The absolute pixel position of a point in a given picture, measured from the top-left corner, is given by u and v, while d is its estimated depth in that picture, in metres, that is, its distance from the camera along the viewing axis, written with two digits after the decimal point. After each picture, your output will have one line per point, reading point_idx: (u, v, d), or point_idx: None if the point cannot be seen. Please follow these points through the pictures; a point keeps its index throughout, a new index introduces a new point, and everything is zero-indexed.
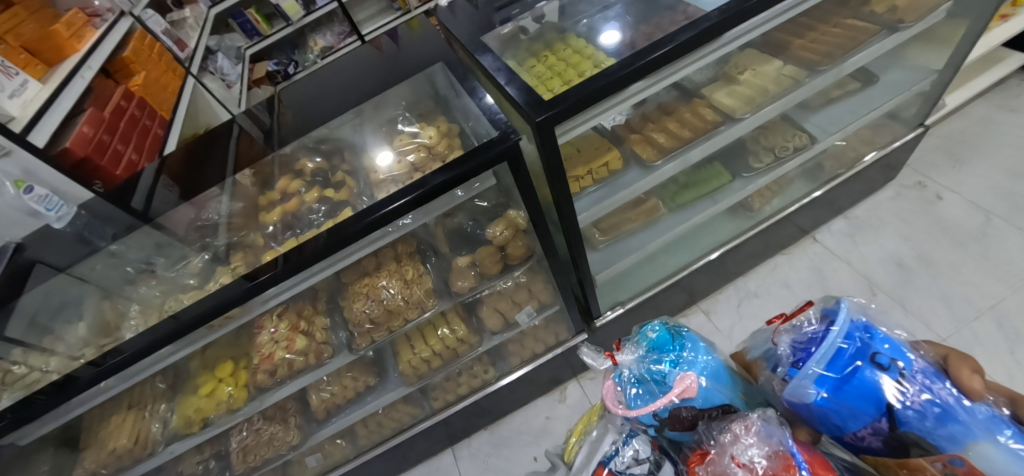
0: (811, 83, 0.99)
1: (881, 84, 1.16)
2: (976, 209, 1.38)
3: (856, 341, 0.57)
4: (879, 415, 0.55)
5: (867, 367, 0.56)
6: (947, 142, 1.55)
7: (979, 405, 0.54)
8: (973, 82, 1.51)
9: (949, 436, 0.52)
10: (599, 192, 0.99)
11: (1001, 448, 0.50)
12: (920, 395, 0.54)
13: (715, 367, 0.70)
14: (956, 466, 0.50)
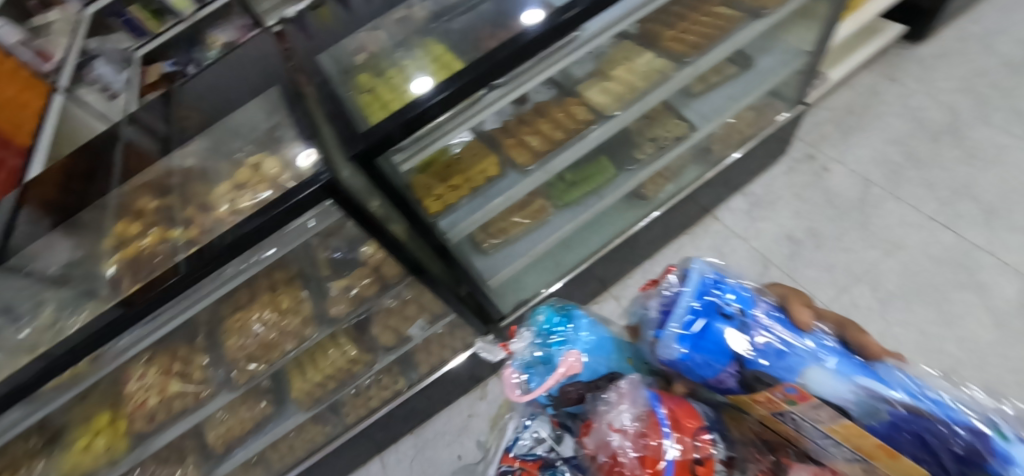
0: (681, 74, 0.95)
1: (758, 66, 1.17)
2: (860, 178, 1.48)
3: (713, 296, 0.54)
4: (733, 361, 0.50)
5: (722, 317, 0.52)
6: (837, 113, 1.64)
7: (810, 335, 0.51)
8: (856, 55, 1.63)
9: (789, 369, 0.47)
10: (475, 202, 0.91)
11: (828, 368, 0.46)
12: (761, 334, 0.50)
13: (599, 338, 0.65)
14: (791, 393, 0.46)
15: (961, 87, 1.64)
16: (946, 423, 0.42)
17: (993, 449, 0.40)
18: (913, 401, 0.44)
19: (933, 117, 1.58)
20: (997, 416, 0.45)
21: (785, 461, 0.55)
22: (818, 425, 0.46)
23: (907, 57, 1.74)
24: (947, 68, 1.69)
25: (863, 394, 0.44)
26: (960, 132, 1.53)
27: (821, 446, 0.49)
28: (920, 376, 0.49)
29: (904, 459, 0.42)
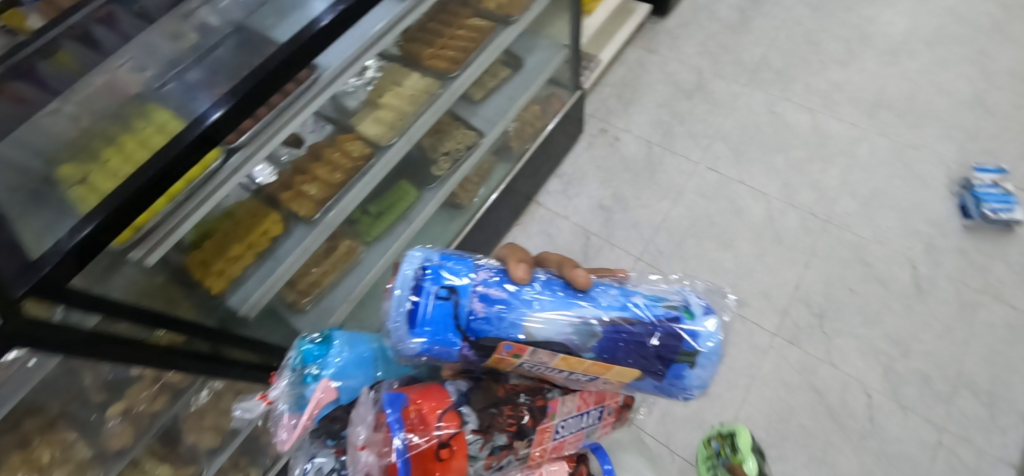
0: (451, 90, 0.99)
1: (529, 64, 1.28)
2: (644, 141, 1.72)
3: (428, 275, 0.48)
4: (461, 335, 0.47)
5: (437, 294, 0.47)
6: (615, 89, 1.88)
7: (530, 286, 0.51)
8: (617, 35, 1.87)
9: (511, 326, 0.47)
10: (264, 268, 0.84)
11: (543, 311, 0.48)
12: (481, 299, 0.48)
13: (353, 354, 0.50)
14: (511, 347, 0.47)
15: (699, 50, 1.99)
16: (647, 325, 0.49)
17: (682, 332, 0.50)
18: (622, 313, 0.50)
19: (685, 79, 1.90)
20: (685, 294, 0.55)
21: (545, 404, 0.54)
22: (549, 366, 0.49)
23: (658, 30, 2.05)
24: (686, 36, 2.04)
25: (577, 324, 0.48)
26: (705, 89, 1.85)
27: (565, 379, 0.52)
28: (631, 282, 0.57)
29: (625, 368, 0.50)
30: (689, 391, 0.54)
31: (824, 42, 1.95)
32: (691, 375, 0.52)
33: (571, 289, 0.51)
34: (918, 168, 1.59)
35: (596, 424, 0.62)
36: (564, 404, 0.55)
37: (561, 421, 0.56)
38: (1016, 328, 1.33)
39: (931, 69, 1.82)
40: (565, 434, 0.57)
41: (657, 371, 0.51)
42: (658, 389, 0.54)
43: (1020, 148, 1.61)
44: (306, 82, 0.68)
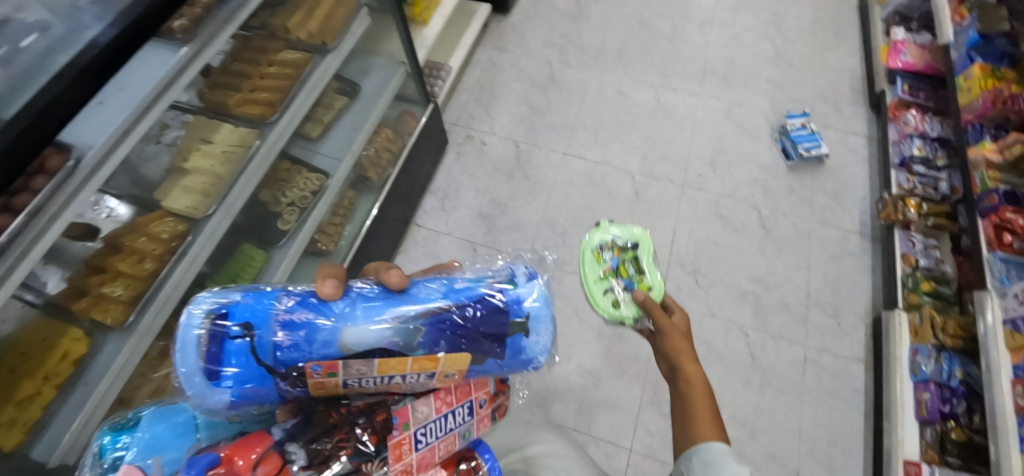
0: (273, 137, 0.89)
1: (368, 87, 1.23)
2: (510, 141, 1.74)
3: (221, 319, 0.45)
4: (270, 369, 0.44)
5: (230, 334, 0.44)
6: (473, 92, 1.87)
7: (344, 298, 0.49)
8: (463, 39, 1.87)
9: (324, 345, 0.45)
10: (76, 397, 0.70)
11: (357, 322, 0.47)
12: (283, 327, 0.45)
13: (169, 422, 0.42)
14: (321, 369, 0.44)
15: (545, 42, 2.04)
16: (467, 306, 0.49)
17: (504, 301, 0.50)
18: (443, 303, 0.49)
19: (537, 72, 1.94)
20: (512, 265, 0.55)
21: (389, 416, 0.46)
22: (373, 375, 0.46)
23: (502, 27, 2.07)
24: (531, 29, 2.08)
25: (397, 324, 0.47)
26: (558, 79, 1.91)
27: (409, 383, 0.48)
28: (460, 271, 0.57)
29: (450, 355, 0.47)
30: (535, 361, 0.50)
31: (652, 20, 2.10)
32: (529, 344, 0.49)
33: (391, 292, 0.50)
34: (747, 123, 1.79)
35: (470, 422, 0.52)
36: (417, 408, 0.48)
37: (420, 429, 0.47)
38: (843, 246, 1.57)
39: (741, 33, 2.05)
40: (433, 441, 0.49)
41: (490, 349, 0.48)
42: (504, 369, 0.50)
43: (819, 91, 1.88)
44: (64, 169, 0.56)
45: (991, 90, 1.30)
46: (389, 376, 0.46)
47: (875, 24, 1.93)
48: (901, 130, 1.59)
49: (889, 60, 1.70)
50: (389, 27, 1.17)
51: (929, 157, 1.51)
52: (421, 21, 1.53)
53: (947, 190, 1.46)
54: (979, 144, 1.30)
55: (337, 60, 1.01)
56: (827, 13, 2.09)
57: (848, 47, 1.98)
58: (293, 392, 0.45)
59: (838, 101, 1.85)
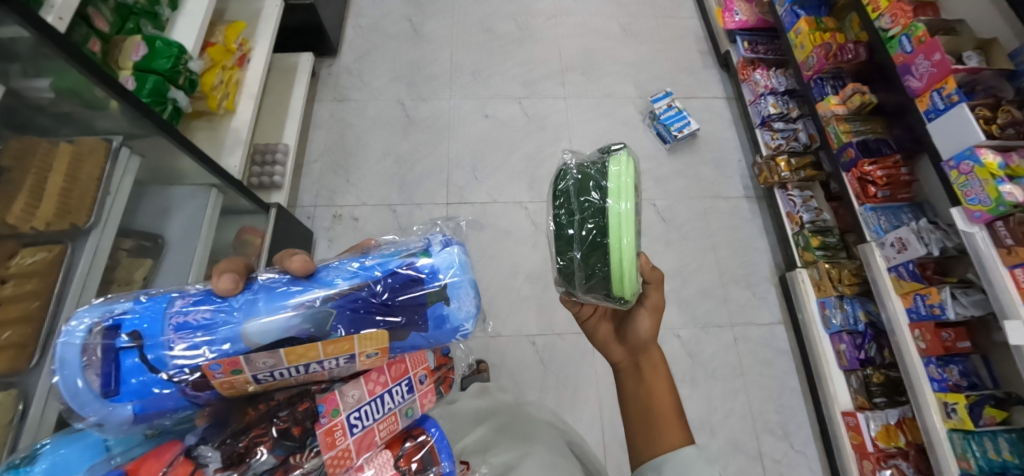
0: (44, 385, 0.70)
1: (173, 237, 1.05)
2: (384, 207, 1.59)
3: (110, 331, 0.38)
4: (171, 379, 0.37)
5: (122, 344, 0.37)
6: (325, 160, 1.68)
7: (246, 291, 0.42)
8: (292, 103, 1.66)
9: (227, 346, 0.37)
10: None
11: (260, 314, 0.39)
12: (178, 331, 0.38)
13: (69, 450, 0.35)
14: (221, 368, 0.37)
15: (389, 76, 1.85)
16: (377, 282, 0.41)
17: (419, 270, 0.42)
18: (353, 283, 0.42)
19: (391, 115, 1.77)
20: (428, 237, 0.47)
21: (312, 404, 0.38)
22: (285, 367, 0.37)
23: (336, 72, 1.85)
24: (369, 67, 1.88)
25: (305, 310, 0.39)
26: (416, 120, 1.75)
27: (330, 370, 0.39)
28: (377, 248, 0.49)
29: (365, 334, 0.39)
30: (462, 330, 0.42)
31: (495, 24, 1.96)
32: (451, 311, 0.41)
33: (301, 276, 0.43)
34: (617, 113, 1.76)
35: (411, 399, 0.43)
36: (346, 392, 0.39)
37: (353, 414, 0.39)
38: (735, 214, 1.61)
39: (586, 17, 1.98)
40: (372, 424, 0.40)
41: (411, 322, 0.41)
42: (431, 344, 0.42)
43: (673, 62, 1.88)
44: None
45: (821, 45, 1.34)
46: (301, 366, 0.38)
47: None
48: (754, 90, 1.64)
49: (725, 21, 1.74)
50: (175, 152, 1.00)
51: (784, 112, 1.56)
52: (226, 110, 1.30)
53: (807, 139, 1.52)
54: (824, 98, 1.35)
55: (101, 241, 0.86)
56: None
57: (686, 10, 2.01)
58: (204, 395, 0.38)
59: (692, 69, 1.87)
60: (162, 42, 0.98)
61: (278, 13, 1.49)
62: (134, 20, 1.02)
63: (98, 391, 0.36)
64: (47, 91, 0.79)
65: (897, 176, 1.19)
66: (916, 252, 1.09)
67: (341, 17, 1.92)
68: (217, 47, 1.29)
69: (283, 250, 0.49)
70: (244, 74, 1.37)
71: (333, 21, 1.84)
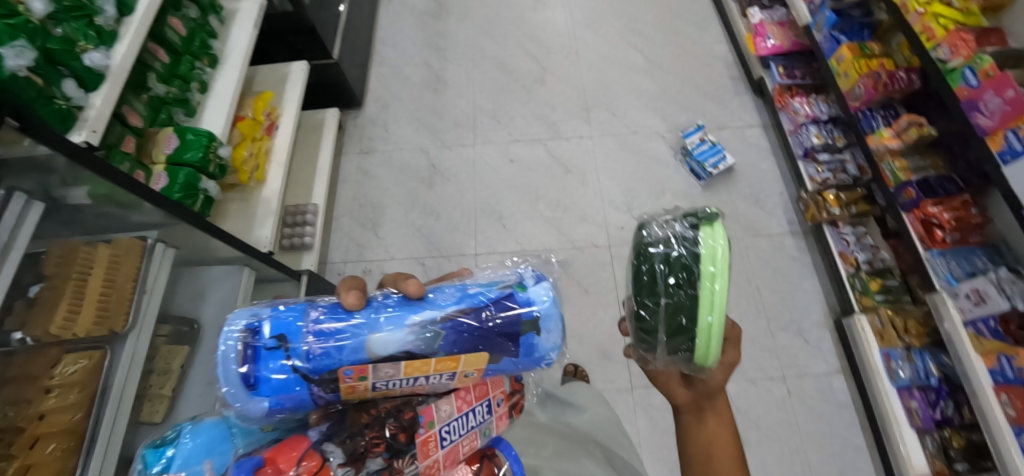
0: None
1: (208, 320, 1.06)
2: (412, 261, 1.58)
3: (254, 334, 0.48)
4: (303, 377, 0.46)
5: (267, 346, 0.47)
6: (352, 214, 1.69)
7: (369, 308, 0.51)
8: (320, 161, 1.69)
9: (353, 351, 0.46)
10: None
11: (383, 328, 0.48)
12: (314, 338, 0.47)
13: (207, 434, 0.44)
14: (351, 373, 0.46)
15: (413, 124, 1.86)
16: (480, 307, 0.49)
17: (517, 301, 0.50)
18: (459, 307, 0.50)
19: (416, 165, 1.76)
20: (520, 271, 0.56)
21: (415, 414, 0.48)
22: (400, 378, 0.47)
23: (360, 123, 1.88)
24: (393, 116, 1.89)
25: (419, 330, 0.48)
26: (441, 168, 1.74)
27: (431, 385, 0.49)
28: (474, 278, 0.57)
29: (469, 355, 0.48)
30: (547, 359, 0.50)
31: (515, 64, 1.94)
32: (541, 341, 0.49)
33: (415, 297, 0.52)
34: (645, 150, 1.69)
35: (490, 420, 0.53)
36: (440, 406, 0.49)
37: (444, 427, 0.48)
38: (780, 253, 1.50)
39: (607, 50, 1.93)
40: (457, 439, 0.49)
41: (506, 348, 0.48)
42: (519, 369, 0.50)
43: (704, 92, 1.80)
44: None
45: (868, 75, 1.24)
46: (414, 378, 0.47)
47: (731, 6, 1.88)
48: (793, 119, 1.54)
49: (756, 47, 1.66)
50: (202, 238, 1.02)
51: (829, 143, 1.45)
52: (256, 181, 1.33)
53: (856, 171, 1.41)
54: (875, 132, 1.25)
55: (138, 338, 0.89)
56: (679, 4, 2.02)
57: (712, 35, 1.93)
58: (326, 397, 0.47)
59: (722, 97, 1.79)
60: (193, 133, 1.00)
61: (304, 78, 1.53)
62: (167, 111, 1.05)
63: (242, 385, 0.46)
64: (85, 198, 0.85)
65: (967, 219, 1.08)
66: (998, 306, 0.97)
67: (363, 68, 1.94)
68: (247, 120, 1.32)
69: (397, 273, 0.58)
70: (274, 142, 1.39)
71: (357, 75, 1.87)
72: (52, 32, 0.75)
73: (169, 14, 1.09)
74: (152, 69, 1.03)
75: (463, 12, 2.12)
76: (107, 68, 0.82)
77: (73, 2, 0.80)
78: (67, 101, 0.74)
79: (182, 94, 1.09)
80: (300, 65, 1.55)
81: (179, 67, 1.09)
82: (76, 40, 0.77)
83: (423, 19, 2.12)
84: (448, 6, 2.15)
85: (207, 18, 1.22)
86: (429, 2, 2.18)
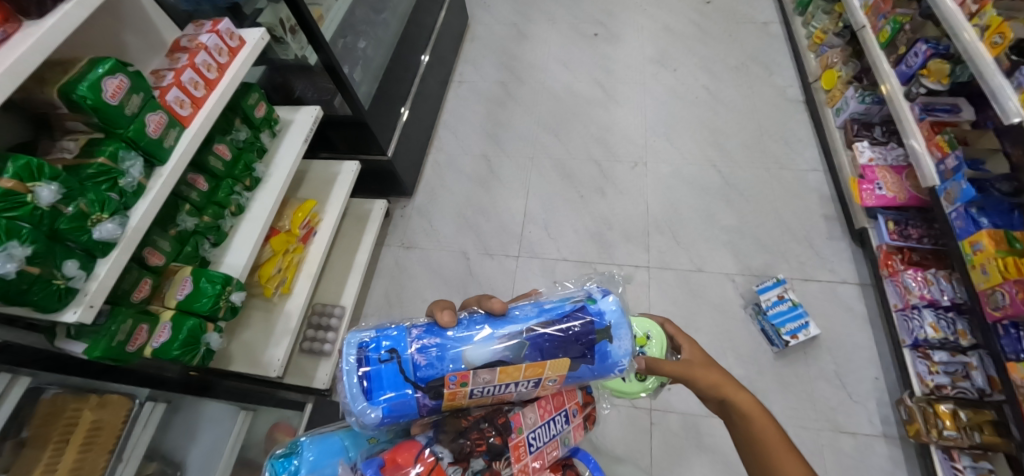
0: None
1: (194, 465, 1.04)
2: None
3: (365, 351, 0.61)
4: (413, 384, 0.59)
5: (381, 361, 0.60)
6: (381, 313, 1.63)
7: (463, 325, 0.65)
8: (357, 256, 1.64)
9: (452, 362, 0.61)
10: None
11: (478, 342, 0.62)
12: (419, 351, 0.61)
13: (323, 448, 0.60)
14: (456, 379, 0.60)
15: (459, 221, 1.78)
16: (559, 321, 0.64)
17: (591, 314, 0.65)
18: (540, 320, 0.65)
19: (454, 270, 1.67)
20: (586, 289, 0.71)
21: (507, 420, 0.63)
22: (495, 383, 0.61)
23: (409, 214, 1.83)
24: (440, 208, 1.82)
25: (508, 342, 0.62)
26: (479, 278, 1.63)
27: (517, 393, 0.63)
28: (545, 299, 0.73)
29: (554, 361, 0.62)
30: (620, 363, 0.65)
31: (576, 169, 1.80)
32: (612, 348, 0.64)
33: (499, 315, 0.66)
34: (710, 296, 1.47)
35: (568, 428, 0.68)
36: (527, 414, 0.64)
37: (531, 433, 0.63)
38: (867, 463, 1.20)
39: (680, 165, 1.74)
40: (543, 445, 0.64)
41: (585, 355, 0.63)
42: (593, 374, 0.65)
43: (786, 229, 1.56)
44: None
45: (1016, 280, 0.96)
46: (507, 383, 0.61)
47: (833, 131, 1.63)
48: (902, 296, 1.25)
49: (861, 196, 1.39)
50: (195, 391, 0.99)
51: (948, 338, 1.17)
52: (282, 294, 1.29)
53: (983, 382, 1.11)
54: (1020, 361, 0.97)
55: None
56: (768, 118, 1.81)
57: (805, 160, 1.69)
58: (429, 404, 0.60)
59: (813, 240, 1.53)
60: (207, 278, 0.96)
61: (351, 180, 1.51)
62: (194, 242, 1.03)
63: (362, 391, 0.58)
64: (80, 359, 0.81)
65: None
66: None
67: (420, 155, 1.91)
68: (281, 233, 1.29)
69: (478, 292, 0.73)
70: (308, 251, 1.36)
71: (411, 164, 1.84)
72: (64, 210, 0.72)
73: (216, 140, 1.09)
74: (187, 200, 1.03)
75: (530, 103, 2.04)
76: (121, 235, 0.79)
77: (99, 168, 0.78)
78: (66, 280, 0.71)
79: (214, 221, 1.07)
80: (351, 165, 1.53)
81: (217, 193, 1.08)
82: (90, 213, 0.75)
83: (489, 107, 2.07)
84: (515, 95, 2.08)
85: (258, 136, 1.21)
86: (498, 88, 2.13)
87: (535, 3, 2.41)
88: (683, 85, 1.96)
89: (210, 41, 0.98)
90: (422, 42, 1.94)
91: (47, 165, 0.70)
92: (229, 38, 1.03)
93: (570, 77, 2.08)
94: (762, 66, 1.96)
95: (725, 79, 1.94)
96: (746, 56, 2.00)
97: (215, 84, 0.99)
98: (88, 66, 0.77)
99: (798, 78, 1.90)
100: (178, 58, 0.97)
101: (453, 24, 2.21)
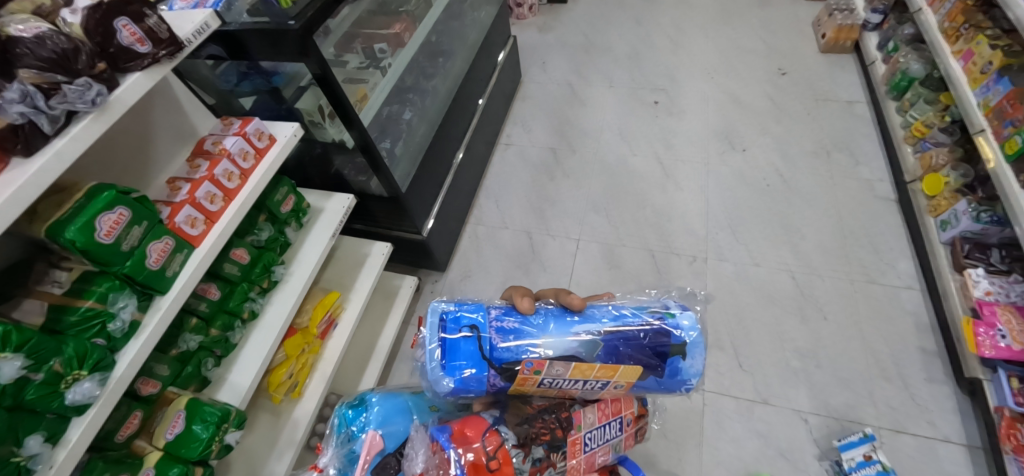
0: None
1: None
2: None
3: (444, 325, 0.82)
4: (487, 361, 0.79)
5: (460, 337, 0.81)
6: None
7: (541, 315, 0.86)
8: (379, 342, 1.51)
9: (527, 350, 0.80)
10: None
11: (552, 334, 0.82)
12: (495, 334, 0.81)
13: (390, 406, 0.89)
14: (531, 365, 0.78)
15: None
16: (637, 327, 0.82)
17: (667, 327, 0.82)
18: (615, 324, 0.84)
19: None
20: (666, 302, 0.90)
21: (569, 415, 0.84)
22: (564, 375, 0.80)
23: (440, 291, 1.70)
24: (476, 288, 1.69)
25: (580, 339, 0.81)
26: None
27: (582, 390, 0.84)
28: (623, 304, 0.92)
29: (626, 365, 0.81)
30: (687, 377, 0.82)
31: (626, 257, 1.64)
32: (682, 362, 0.82)
33: (576, 314, 0.86)
34: (778, 438, 1.25)
35: (617, 431, 0.90)
36: (585, 415, 0.86)
37: (586, 432, 0.85)
38: None
39: (747, 266, 1.54)
40: (592, 441, 0.86)
41: (656, 366, 0.81)
42: (659, 378, 0.82)
43: (873, 359, 1.33)
44: None
45: None
46: (577, 378, 0.80)
47: (936, 248, 1.39)
48: None
49: (976, 343, 1.15)
50: None
51: None
52: (291, 398, 1.18)
53: None
54: None
55: None
56: (853, 218, 1.59)
57: (898, 275, 1.46)
58: (496, 385, 0.80)
59: (907, 378, 1.29)
60: (201, 419, 0.86)
61: (380, 267, 1.40)
62: (196, 360, 0.93)
63: (438, 364, 0.79)
64: None
65: None
66: None
67: (458, 227, 1.79)
68: (297, 333, 1.19)
69: (555, 287, 0.94)
70: (325, 348, 1.25)
71: (448, 238, 1.73)
72: (33, 376, 0.62)
73: (234, 243, 0.99)
74: (194, 313, 0.93)
75: (580, 175, 1.90)
76: (99, 392, 0.69)
77: (85, 314, 0.69)
78: (28, 456, 0.61)
79: (222, 333, 0.97)
80: (382, 247, 1.43)
81: (229, 301, 0.98)
82: (66, 373, 0.65)
83: (536, 175, 1.94)
84: (566, 165, 1.95)
85: (283, 231, 1.11)
86: (547, 155, 2.00)
87: (592, 63, 2.29)
88: (753, 169, 1.77)
89: (235, 145, 0.89)
90: (472, 107, 1.85)
91: (16, 332, 0.59)
92: (257, 139, 0.93)
93: (626, 149, 1.93)
94: (846, 154, 1.74)
95: (802, 166, 1.74)
96: (826, 140, 1.79)
97: (235, 194, 0.89)
98: (86, 198, 0.68)
99: (890, 172, 1.67)
100: (198, 164, 0.88)
101: (505, 85, 2.12)
